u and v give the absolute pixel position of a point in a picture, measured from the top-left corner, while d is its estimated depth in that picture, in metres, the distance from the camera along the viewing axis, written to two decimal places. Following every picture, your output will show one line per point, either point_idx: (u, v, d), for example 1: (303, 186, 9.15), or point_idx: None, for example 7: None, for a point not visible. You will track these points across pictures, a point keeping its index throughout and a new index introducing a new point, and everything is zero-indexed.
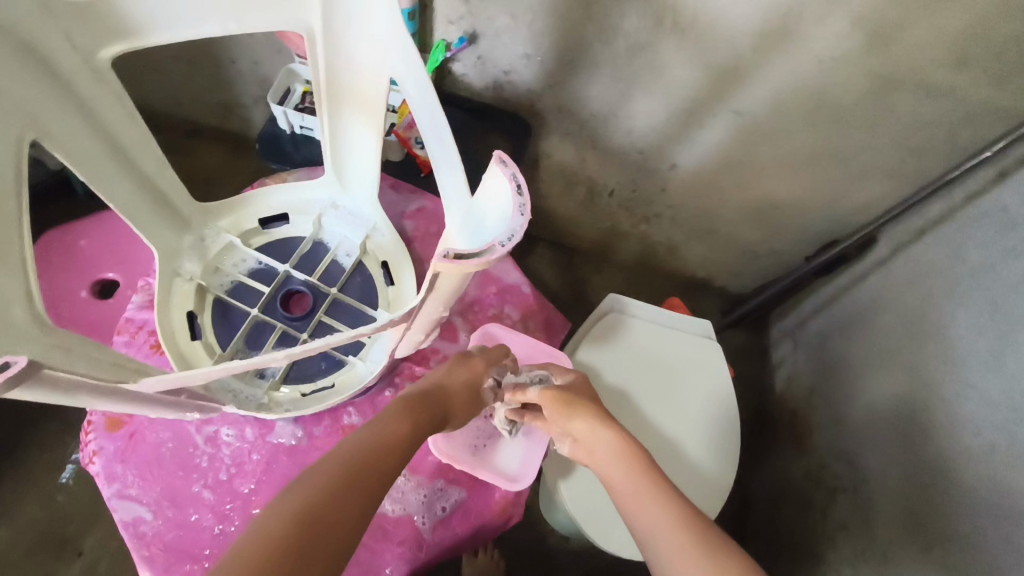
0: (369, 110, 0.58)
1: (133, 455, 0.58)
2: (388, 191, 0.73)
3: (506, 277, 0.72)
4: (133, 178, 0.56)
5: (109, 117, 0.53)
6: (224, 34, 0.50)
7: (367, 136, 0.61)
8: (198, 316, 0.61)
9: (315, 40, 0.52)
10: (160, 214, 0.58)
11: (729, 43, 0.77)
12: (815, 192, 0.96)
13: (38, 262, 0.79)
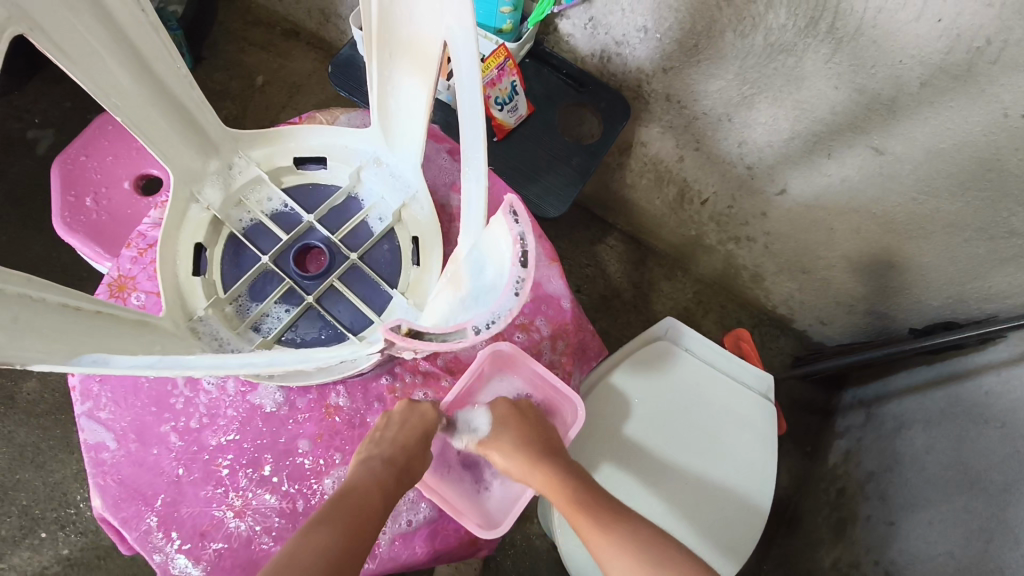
0: (422, 66, 0.51)
1: (111, 379, 0.58)
2: (444, 156, 0.65)
3: (547, 284, 0.65)
4: (150, 90, 0.50)
5: (127, 22, 0.46)
6: None
7: (418, 93, 0.54)
8: (207, 250, 0.57)
9: None
10: (181, 134, 0.54)
11: (895, 69, 0.63)
12: (945, 264, 0.80)
13: (91, 141, 0.77)
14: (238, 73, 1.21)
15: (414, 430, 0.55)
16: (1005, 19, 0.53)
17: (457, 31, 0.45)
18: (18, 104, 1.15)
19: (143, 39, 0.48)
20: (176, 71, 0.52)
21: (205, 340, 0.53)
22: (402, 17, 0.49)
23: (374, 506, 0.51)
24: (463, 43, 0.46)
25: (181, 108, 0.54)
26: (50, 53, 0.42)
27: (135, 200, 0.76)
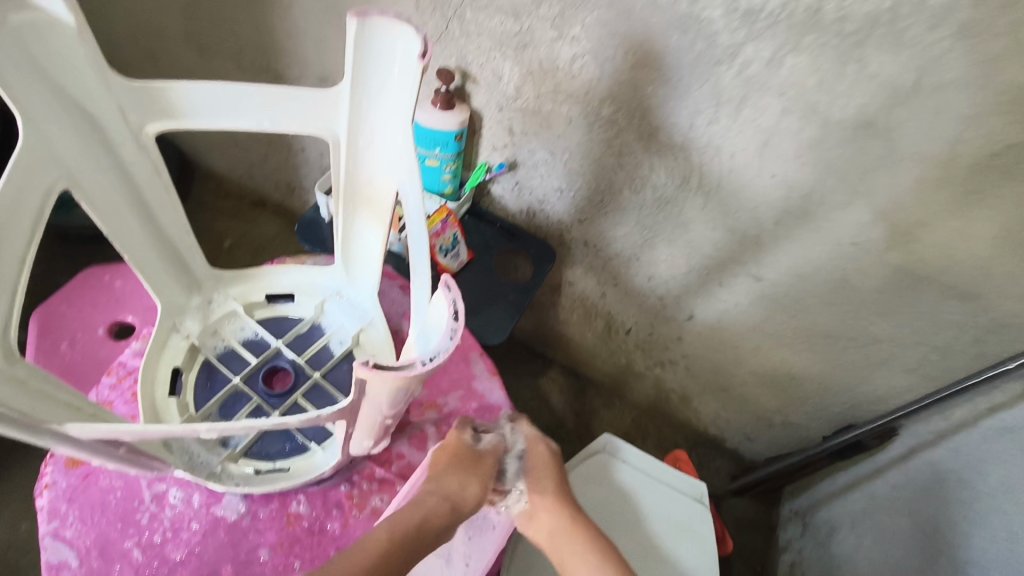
0: (379, 213, 0.65)
1: (81, 497, 0.61)
2: (396, 290, 0.76)
3: (489, 395, 0.73)
4: (151, 232, 0.62)
5: (142, 180, 0.60)
6: (258, 129, 0.59)
7: (374, 235, 0.67)
8: (183, 373, 0.64)
9: (339, 147, 0.60)
10: (171, 272, 0.65)
11: (752, 213, 0.81)
12: (833, 370, 0.93)
13: (73, 295, 0.87)
14: (208, 236, 1.37)
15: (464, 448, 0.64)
16: (818, 173, 0.72)
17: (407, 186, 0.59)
18: None
19: (155, 198, 0.61)
20: (178, 224, 0.64)
21: (173, 452, 0.57)
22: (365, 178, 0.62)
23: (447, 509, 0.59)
24: (412, 195, 0.59)
25: (175, 249, 0.65)
26: (82, 200, 0.54)
27: (109, 342, 0.85)
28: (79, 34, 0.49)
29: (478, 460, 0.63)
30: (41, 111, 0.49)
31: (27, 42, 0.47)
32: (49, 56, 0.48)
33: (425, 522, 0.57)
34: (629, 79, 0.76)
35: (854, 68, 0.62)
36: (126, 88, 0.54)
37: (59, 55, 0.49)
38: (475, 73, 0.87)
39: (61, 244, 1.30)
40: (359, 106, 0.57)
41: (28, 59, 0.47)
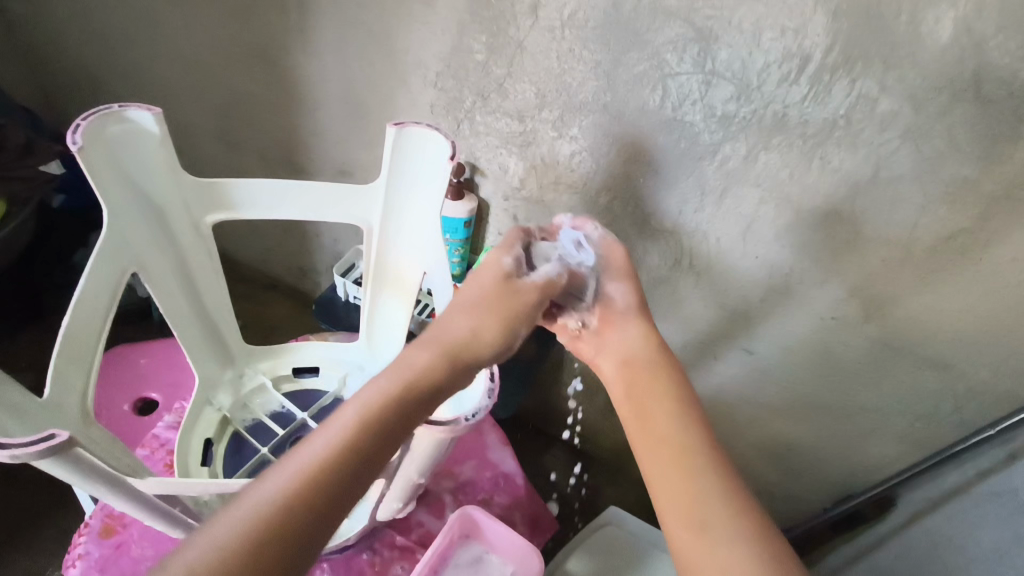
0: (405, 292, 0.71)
1: (111, 566, 0.71)
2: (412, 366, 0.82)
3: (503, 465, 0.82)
4: (193, 307, 0.70)
5: (193, 264, 0.69)
6: (301, 217, 0.67)
7: (399, 312, 0.73)
8: (214, 445, 0.68)
9: (372, 233, 0.68)
10: (205, 348, 0.71)
11: (741, 291, 0.88)
12: (827, 440, 0.98)
13: (99, 374, 0.92)
14: None
15: (505, 292, 0.61)
16: (796, 255, 0.80)
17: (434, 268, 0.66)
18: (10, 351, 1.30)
19: (208, 277, 0.71)
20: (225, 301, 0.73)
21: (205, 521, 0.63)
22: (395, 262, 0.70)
23: (466, 356, 0.56)
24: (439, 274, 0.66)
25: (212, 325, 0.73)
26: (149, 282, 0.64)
27: (132, 418, 0.89)
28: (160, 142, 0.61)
29: (507, 298, 0.61)
30: (123, 203, 0.60)
31: (119, 149, 0.59)
32: (134, 159, 0.61)
33: (453, 351, 0.56)
34: (623, 174, 0.85)
35: (819, 164, 0.71)
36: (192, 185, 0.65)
37: (142, 158, 0.61)
38: (484, 167, 0.96)
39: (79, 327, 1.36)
40: (391, 198, 0.66)
41: (117, 161, 0.59)
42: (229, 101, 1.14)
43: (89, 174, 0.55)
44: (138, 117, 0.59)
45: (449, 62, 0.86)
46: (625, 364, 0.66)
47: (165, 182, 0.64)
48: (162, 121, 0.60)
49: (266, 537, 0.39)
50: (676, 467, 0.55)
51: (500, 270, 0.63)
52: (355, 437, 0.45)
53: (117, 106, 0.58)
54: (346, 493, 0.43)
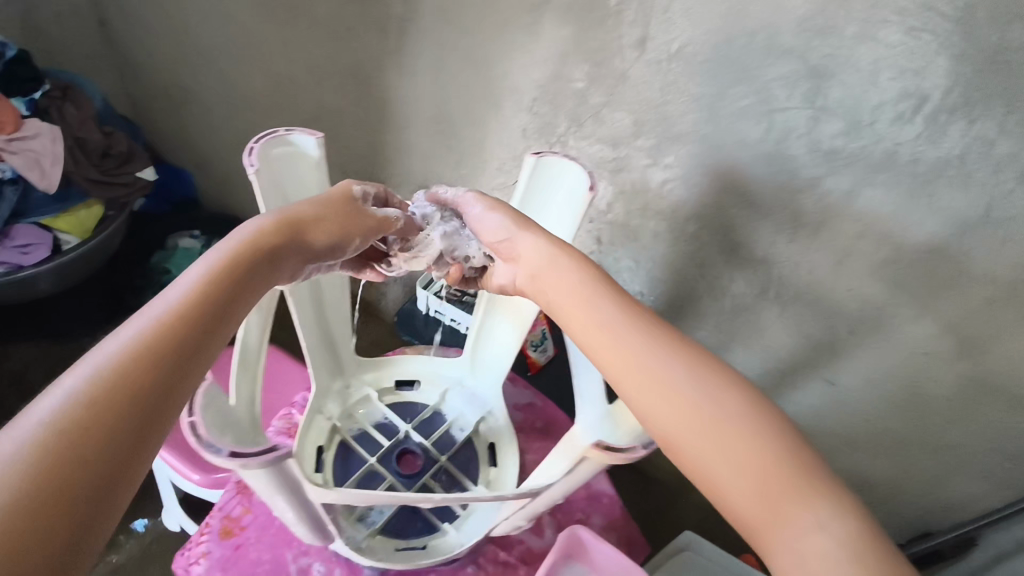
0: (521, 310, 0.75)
1: (233, 566, 0.64)
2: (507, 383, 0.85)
3: (597, 484, 0.78)
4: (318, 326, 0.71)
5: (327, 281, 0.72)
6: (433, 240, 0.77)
7: (508, 332, 0.77)
8: (325, 452, 0.70)
9: None
10: (324, 360, 0.73)
11: (828, 323, 0.88)
12: (907, 476, 0.96)
13: None
14: None
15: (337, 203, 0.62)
16: (892, 290, 0.79)
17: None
18: (90, 348, 1.35)
19: (335, 299, 0.73)
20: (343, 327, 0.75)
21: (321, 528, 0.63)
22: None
23: (280, 241, 0.53)
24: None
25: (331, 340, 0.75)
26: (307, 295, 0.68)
27: None
28: (318, 165, 0.66)
29: (348, 213, 0.62)
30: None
31: (279, 169, 0.63)
32: (293, 177, 0.66)
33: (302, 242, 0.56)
34: (715, 203, 0.86)
35: (927, 200, 0.70)
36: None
37: (298, 180, 0.66)
38: None
39: None
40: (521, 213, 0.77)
41: (279, 179, 0.64)
42: (315, 116, 1.18)
43: (258, 186, 0.59)
44: (300, 140, 0.65)
45: (546, 88, 0.88)
46: (564, 311, 0.54)
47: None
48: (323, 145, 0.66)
49: (137, 384, 0.35)
50: (647, 379, 0.46)
51: (340, 197, 0.63)
52: (216, 298, 0.43)
53: (283, 131, 0.64)
54: (176, 360, 0.38)
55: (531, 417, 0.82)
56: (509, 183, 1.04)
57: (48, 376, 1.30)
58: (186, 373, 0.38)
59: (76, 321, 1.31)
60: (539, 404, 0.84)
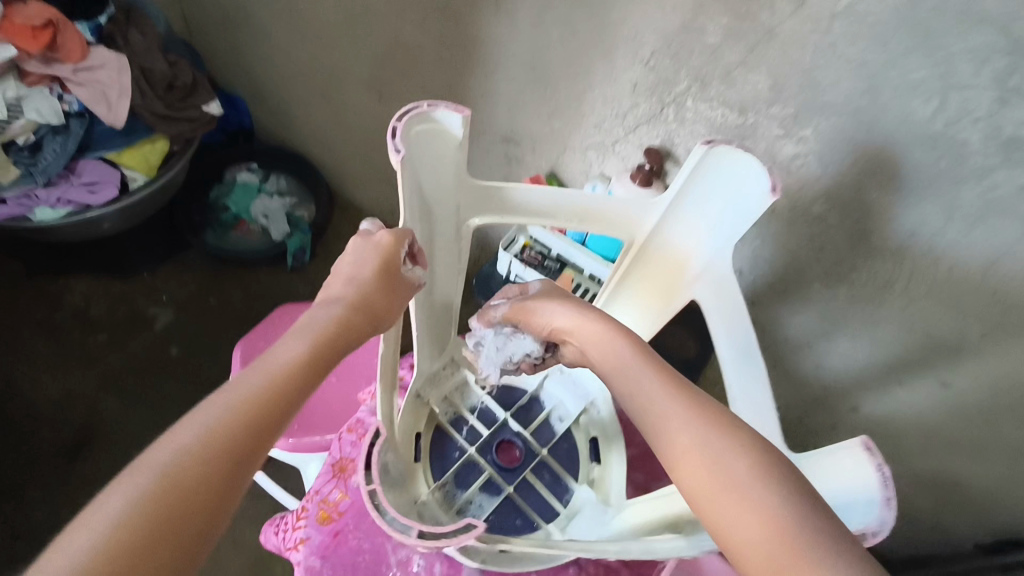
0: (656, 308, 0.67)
1: (333, 554, 0.67)
2: None
3: None
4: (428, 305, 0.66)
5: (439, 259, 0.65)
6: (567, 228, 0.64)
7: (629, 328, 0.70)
8: (421, 438, 0.70)
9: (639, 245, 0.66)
10: (428, 340, 0.69)
11: (958, 324, 0.80)
12: (1007, 488, 0.90)
13: (273, 332, 0.93)
14: None
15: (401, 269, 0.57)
16: None
17: (715, 281, 0.62)
18: (150, 283, 1.35)
19: (447, 282, 0.67)
20: (446, 309, 0.70)
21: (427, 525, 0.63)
22: (654, 269, 0.68)
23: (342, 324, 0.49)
24: (725, 290, 0.61)
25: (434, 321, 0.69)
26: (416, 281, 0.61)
27: None
28: (460, 145, 0.58)
29: (401, 279, 0.57)
30: (412, 207, 0.57)
31: (418, 146, 0.56)
32: (430, 155, 0.58)
33: (371, 322, 0.52)
34: (853, 183, 0.77)
35: None
36: (469, 187, 0.61)
37: (435, 157, 0.59)
38: (678, 156, 0.89)
39: (214, 266, 1.39)
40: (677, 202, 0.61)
41: (415, 157, 0.56)
42: (390, 51, 1.08)
43: (400, 175, 0.53)
44: (447, 117, 0.56)
45: (670, 40, 0.77)
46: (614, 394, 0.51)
47: (449, 184, 0.60)
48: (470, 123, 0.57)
49: (182, 487, 0.33)
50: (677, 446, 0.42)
51: (390, 253, 0.56)
52: (280, 397, 0.41)
53: (426, 105, 0.56)
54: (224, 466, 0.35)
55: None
56: (607, 141, 0.95)
57: (110, 311, 1.30)
58: (239, 480, 0.36)
59: (136, 255, 1.31)
60: None
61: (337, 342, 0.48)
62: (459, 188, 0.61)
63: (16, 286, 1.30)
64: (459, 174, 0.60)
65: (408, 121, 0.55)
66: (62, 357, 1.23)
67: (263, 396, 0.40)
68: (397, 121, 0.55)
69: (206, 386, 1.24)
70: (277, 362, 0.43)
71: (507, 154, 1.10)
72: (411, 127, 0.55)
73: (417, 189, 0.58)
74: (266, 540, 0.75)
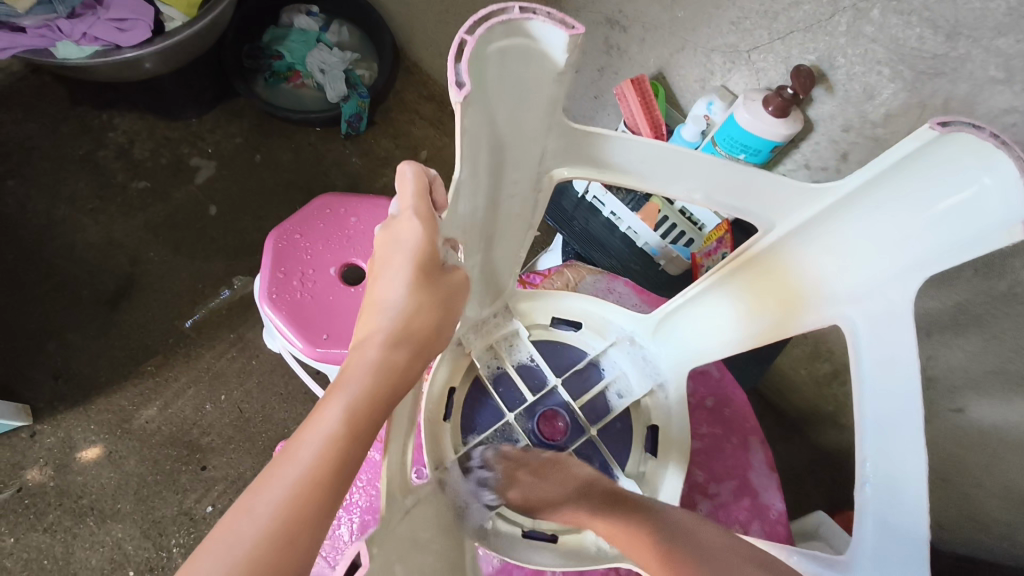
0: (777, 308, 0.56)
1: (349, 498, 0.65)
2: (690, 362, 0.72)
3: (765, 494, 0.67)
4: (486, 257, 0.57)
5: (506, 206, 0.54)
6: (684, 201, 0.53)
7: (723, 319, 0.60)
8: (456, 393, 0.63)
9: (772, 234, 0.53)
10: (481, 289, 0.60)
11: None
12: None
13: (315, 226, 0.85)
14: (405, 143, 1.28)
15: (449, 294, 0.48)
16: None
17: (881, 303, 0.49)
18: (196, 130, 1.25)
19: (515, 231, 0.57)
20: (514, 259, 0.60)
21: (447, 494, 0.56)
22: (792, 261, 0.54)
23: (380, 385, 0.43)
24: (893, 318, 0.48)
25: (491, 273, 0.60)
26: (472, 235, 0.52)
27: (337, 287, 0.82)
28: (559, 74, 0.45)
29: (445, 282, 0.47)
30: (479, 154, 0.46)
31: (503, 71, 0.44)
32: (516, 83, 0.45)
33: (418, 356, 0.46)
34: None
35: None
36: (564, 129, 0.49)
37: (524, 86, 0.45)
38: (835, 82, 0.67)
39: (263, 121, 1.27)
40: (861, 191, 0.47)
41: (495, 87, 0.44)
42: None
43: (460, 123, 0.42)
44: (545, 34, 0.42)
45: None
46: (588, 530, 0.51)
47: (536, 123, 0.48)
48: (578, 47, 0.43)
49: None
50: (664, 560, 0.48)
51: (427, 249, 0.44)
52: (309, 506, 0.37)
53: (518, 10, 0.42)
54: None
55: (701, 390, 0.71)
56: (742, 46, 0.73)
57: (154, 155, 1.23)
58: None
59: (182, 100, 1.19)
60: (714, 374, 0.72)
61: (375, 403, 0.42)
62: (548, 128, 0.49)
63: (61, 115, 1.23)
64: (551, 111, 0.47)
65: (487, 36, 0.41)
66: (105, 200, 1.19)
67: (284, 526, 0.35)
68: (468, 35, 0.40)
69: (246, 251, 1.18)
70: (311, 445, 0.39)
71: (608, 40, 0.89)
72: (490, 46, 0.42)
73: (492, 126, 0.47)
74: None
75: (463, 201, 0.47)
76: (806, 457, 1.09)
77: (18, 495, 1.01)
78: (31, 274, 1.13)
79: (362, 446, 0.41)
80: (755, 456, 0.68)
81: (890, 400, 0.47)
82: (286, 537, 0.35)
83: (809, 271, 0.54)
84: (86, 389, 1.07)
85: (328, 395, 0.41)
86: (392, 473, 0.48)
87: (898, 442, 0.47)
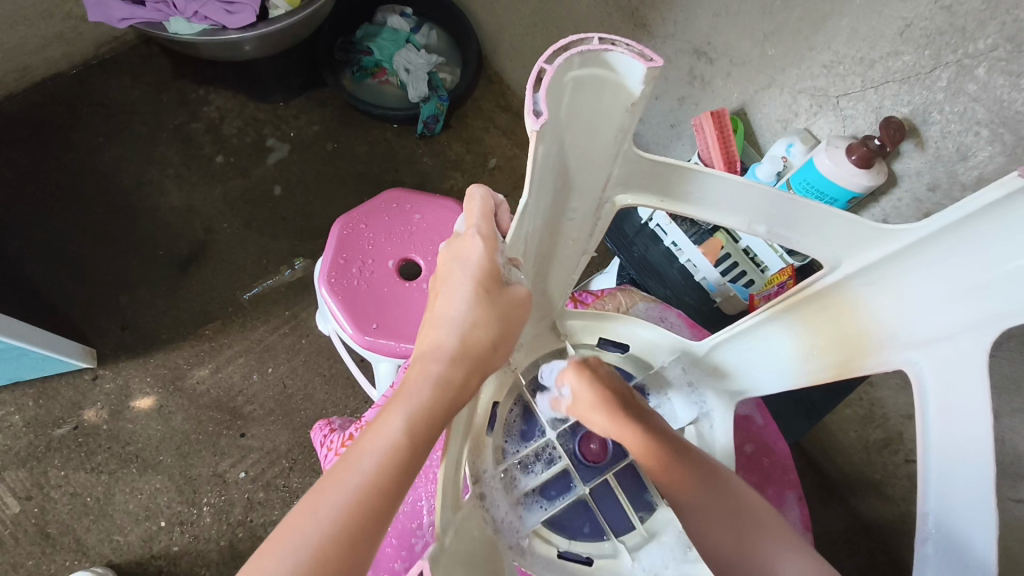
0: (836, 351, 0.54)
1: None
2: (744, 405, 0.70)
3: None
4: (545, 275, 0.58)
5: (570, 227, 0.54)
6: (748, 234, 0.52)
7: (778, 356, 0.59)
8: (499, 408, 0.62)
9: (836, 274, 0.52)
10: (539, 308, 0.60)
11: None
12: None
13: (380, 217, 0.87)
14: (476, 149, 1.30)
15: (512, 314, 0.47)
16: None
17: (950, 352, 0.46)
18: (281, 114, 1.31)
19: (572, 254, 0.58)
20: (567, 282, 0.60)
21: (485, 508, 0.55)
22: (859, 303, 0.52)
23: (436, 400, 0.44)
24: (967, 380, 0.45)
25: (547, 293, 0.60)
26: (534, 251, 0.53)
27: (393, 280, 0.83)
28: (632, 104, 0.45)
29: (507, 299, 0.47)
30: (543, 180, 0.46)
31: (576, 98, 0.44)
32: (588, 112, 0.45)
33: (476, 372, 0.46)
34: None
35: None
36: (632, 158, 0.49)
37: (597, 113, 0.45)
38: (927, 138, 0.64)
39: (345, 111, 1.31)
40: (934, 237, 0.45)
41: (566, 113, 0.44)
42: None
43: (533, 150, 0.42)
44: (623, 65, 0.42)
45: None
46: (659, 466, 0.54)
47: (603, 150, 0.48)
48: (654, 80, 0.43)
49: None
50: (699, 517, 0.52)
51: (487, 268, 0.45)
52: (365, 513, 0.39)
53: (598, 41, 0.42)
54: None
55: (741, 436, 0.69)
56: (832, 91, 0.71)
57: (240, 132, 1.29)
58: None
59: (273, 82, 1.26)
60: (757, 421, 0.70)
61: (431, 417, 0.43)
62: (615, 155, 0.49)
63: (163, 85, 1.31)
64: (620, 138, 0.47)
65: (565, 65, 0.41)
66: (190, 168, 1.26)
67: (338, 529, 0.38)
68: (547, 64, 0.41)
69: (312, 233, 1.23)
70: (370, 453, 0.41)
71: (692, 70, 0.89)
72: (567, 74, 0.42)
73: (559, 151, 0.47)
74: (323, 439, 0.81)
75: (525, 224, 0.46)
76: (845, 525, 1.04)
77: (74, 433, 1.07)
78: (115, 228, 1.20)
79: (418, 457, 0.42)
80: (790, 511, 0.66)
81: (956, 483, 0.44)
82: (344, 539, 0.38)
83: (874, 314, 0.51)
84: (148, 342, 1.13)
85: (390, 405, 0.43)
86: (447, 482, 0.48)
87: (966, 539, 0.43)
